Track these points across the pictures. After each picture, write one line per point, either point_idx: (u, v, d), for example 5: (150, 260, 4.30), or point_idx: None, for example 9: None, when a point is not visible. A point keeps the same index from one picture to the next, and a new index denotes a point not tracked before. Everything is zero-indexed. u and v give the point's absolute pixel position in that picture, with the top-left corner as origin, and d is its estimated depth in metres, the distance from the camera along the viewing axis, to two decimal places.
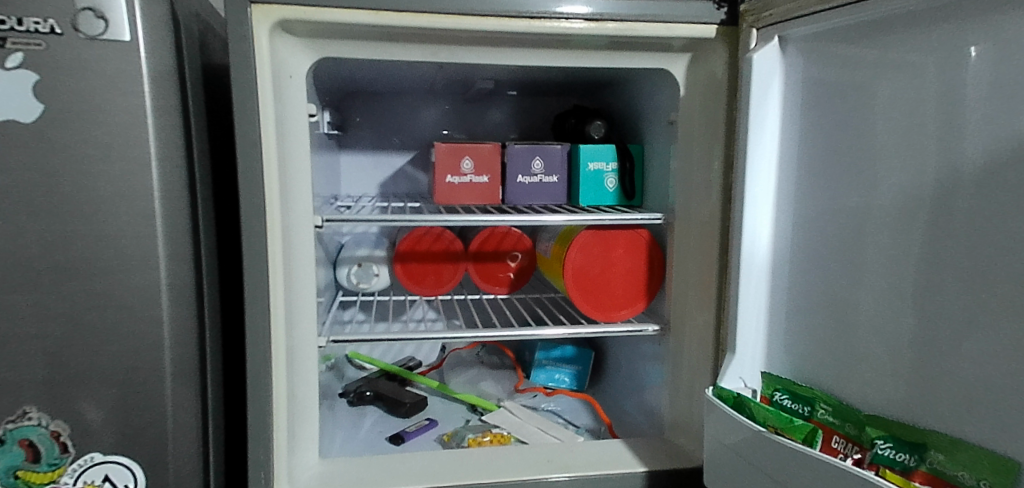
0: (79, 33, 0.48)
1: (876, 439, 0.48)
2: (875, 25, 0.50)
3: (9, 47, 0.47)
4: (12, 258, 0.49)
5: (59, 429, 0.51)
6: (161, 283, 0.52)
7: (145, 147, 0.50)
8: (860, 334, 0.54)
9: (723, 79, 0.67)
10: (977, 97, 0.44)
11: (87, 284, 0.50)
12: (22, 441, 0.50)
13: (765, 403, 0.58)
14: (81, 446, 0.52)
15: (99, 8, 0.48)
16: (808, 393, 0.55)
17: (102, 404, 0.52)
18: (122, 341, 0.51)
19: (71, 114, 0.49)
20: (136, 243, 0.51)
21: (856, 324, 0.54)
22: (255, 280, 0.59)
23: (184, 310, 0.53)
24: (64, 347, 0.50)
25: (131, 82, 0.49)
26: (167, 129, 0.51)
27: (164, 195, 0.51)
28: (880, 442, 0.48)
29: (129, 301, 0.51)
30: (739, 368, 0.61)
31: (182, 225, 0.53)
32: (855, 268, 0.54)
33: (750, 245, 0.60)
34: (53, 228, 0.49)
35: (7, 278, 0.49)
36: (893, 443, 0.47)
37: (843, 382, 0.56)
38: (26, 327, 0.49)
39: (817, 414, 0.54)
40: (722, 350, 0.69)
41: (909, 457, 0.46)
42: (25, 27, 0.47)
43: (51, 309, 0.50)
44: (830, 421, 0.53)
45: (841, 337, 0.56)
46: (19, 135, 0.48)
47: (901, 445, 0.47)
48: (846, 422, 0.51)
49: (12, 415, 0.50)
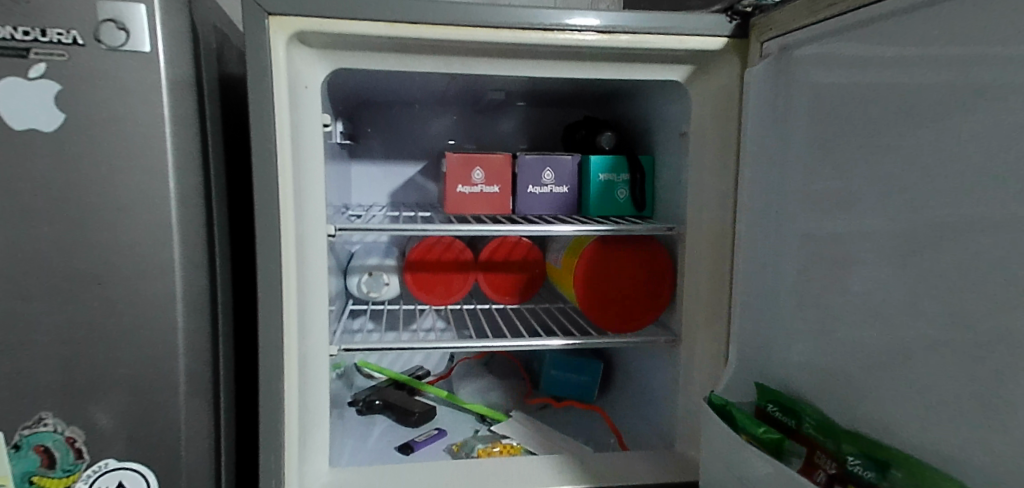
0: (100, 44, 0.49)
1: (848, 455, 0.47)
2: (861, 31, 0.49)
3: (32, 57, 0.48)
4: (31, 264, 0.49)
5: (74, 435, 0.51)
6: (176, 290, 0.52)
7: (163, 156, 0.51)
8: None
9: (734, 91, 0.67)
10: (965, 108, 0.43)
11: (104, 290, 0.51)
12: (38, 446, 0.51)
13: (759, 413, 0.58)
14: (96, 452, 0.52)
15: (121, 19, 0.49)
16: (797, 406, 0.54)
17: (116, 411, 0.52)
18: (138, 348, 0.52)
19: (93, 124, 0.49)
20: (153, 251, 0.51)
21: None
22: (268, 289, 0.60)
23: (199, 317, 0.54)
24: (80, 354, 0.51)
25: (150, 92, 0.50)
26: (185, 138, 0.52)
27: (180, 203, 0.52)
28: (851, 458, 0.46)
29: (145, 307, 0.52)
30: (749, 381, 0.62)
31: (198, 232, 0.53)
32: None
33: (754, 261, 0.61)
34: (73, 235, 0.50)
35: (28, 285, 0.49)
36: (863, 460, 0.45)
37: None
38: (45, 334, 0.50)
39: (804, 429, 0.52)
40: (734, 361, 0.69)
41: (873, 473, 0.44)
42: (48, 38, 0.48)
43: (70, 316, 0.50)
44: (815, 436, 0.51)
45: None
46: (40, 144, 0.48)
47: (868, 462, 0.45)
48: (827, 436, 0.50)
49: (28, 421, 0.50)
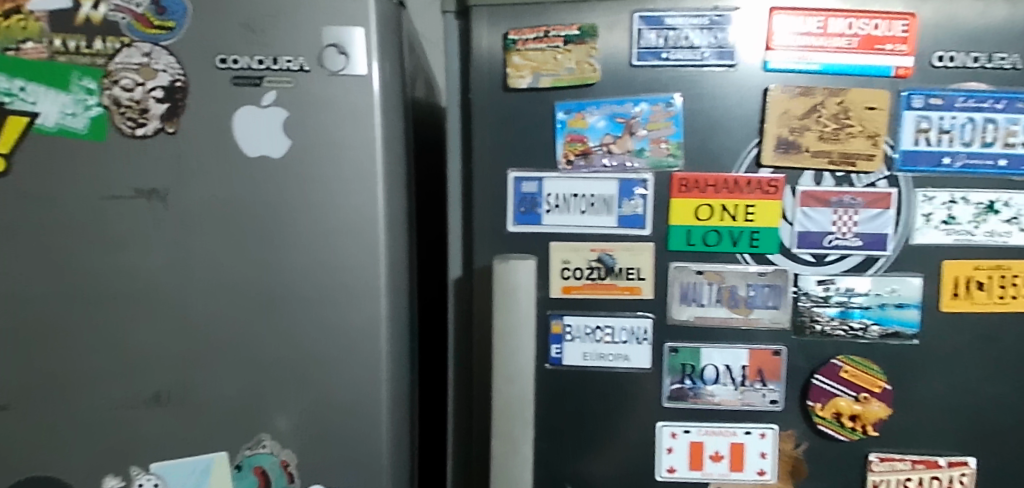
0: (324, 69, 0.48)
1: (842, 422, 0.55)
2: (964, 100, 0.53)
3: (265, 85, 0.48)
4: (251, 290, 0.49)
5: (288, 459, 0.51)
6: (381, 315, 0.51)
7: (374, 181, 0.50)
8: (946, 354, 0.55)
9: (971, 64, 0.53)
10: (708, 107, 0.52)
11: (317, 315, 0.50)
12: (256, 468, 0.51)
13: (884, 382, 0.55)
14: (306, 478, 0.52)
15: (342, 44, 0.49)
16: (880, 377, 0.55)
17: (326, 433, 0.52)
18: (345, 374, 0.51)
19: (312, 151, 0.49)
20: (361, 273, 0.51)
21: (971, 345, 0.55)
22: (460, 315, 0.57)
23: (398, 343, 0.53)
24: (295, 378, 0.51)
25: (363, 116, 0.49)
26: (391, 162, 0.52)
27: (386, 225, 0.51)
28: (842, 425, 0.55)
29: (353, 335, 0.51)
30: (971, 419, 0.56)
31: (399, 257, 0.53)
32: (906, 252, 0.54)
33: (915, 244, 0.54)
34: (291, 260, 0.50)
35: (248, 310, 0.50)
36: (838, 423, 0.55)
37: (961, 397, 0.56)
38: (263, 359, 0.50)
39: (848, 411, 0.55)
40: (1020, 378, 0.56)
41: (845, 426, 0.55)
42: (278, 66, 0.48)
43: (287, 342, 0.50)
44: (839, 407, 0.55)
45: (951, 349, 0.55)
46: (266, 169, 0.49)
47: (837, 423, 0.55)
48: (835, 413, 0.55)
49: (249, 442, 0.51)
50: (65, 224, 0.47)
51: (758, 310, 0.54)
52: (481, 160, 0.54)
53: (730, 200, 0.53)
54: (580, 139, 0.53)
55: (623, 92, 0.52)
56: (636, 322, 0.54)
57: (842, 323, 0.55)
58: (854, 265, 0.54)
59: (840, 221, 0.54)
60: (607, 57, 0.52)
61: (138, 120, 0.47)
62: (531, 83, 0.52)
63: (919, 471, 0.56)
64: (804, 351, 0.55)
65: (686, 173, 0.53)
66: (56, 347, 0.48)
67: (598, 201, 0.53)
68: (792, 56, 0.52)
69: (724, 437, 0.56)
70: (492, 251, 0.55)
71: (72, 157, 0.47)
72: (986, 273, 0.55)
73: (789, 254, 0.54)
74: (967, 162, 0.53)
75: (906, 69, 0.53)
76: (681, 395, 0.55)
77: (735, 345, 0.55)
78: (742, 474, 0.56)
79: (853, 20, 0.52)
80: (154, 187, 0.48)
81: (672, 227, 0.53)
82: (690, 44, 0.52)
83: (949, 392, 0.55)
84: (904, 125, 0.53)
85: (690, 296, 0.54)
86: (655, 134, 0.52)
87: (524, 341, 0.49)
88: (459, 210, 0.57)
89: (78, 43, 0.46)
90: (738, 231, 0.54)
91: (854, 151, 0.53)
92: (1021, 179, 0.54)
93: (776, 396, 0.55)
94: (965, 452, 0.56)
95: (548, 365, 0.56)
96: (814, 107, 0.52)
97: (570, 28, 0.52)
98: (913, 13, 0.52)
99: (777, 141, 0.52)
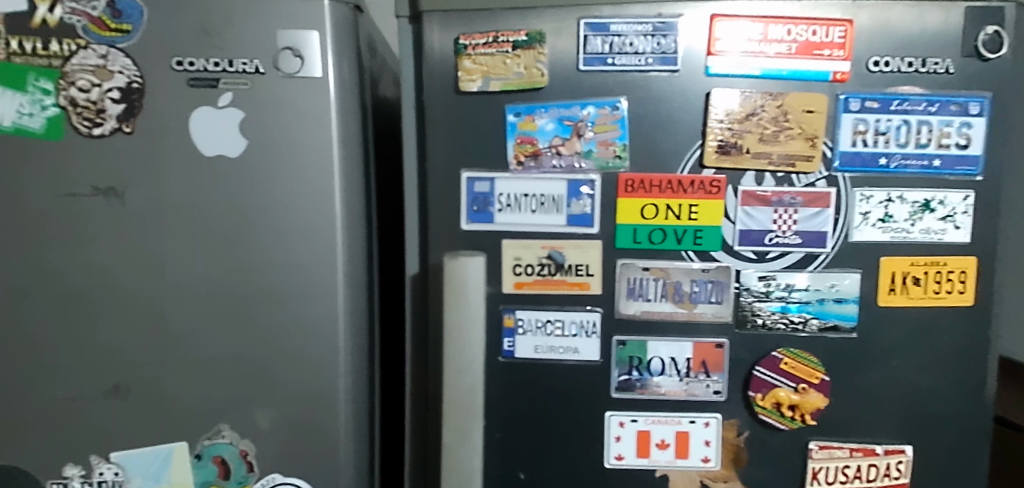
0: (279, 71, 0.50)
1: (783, 411, 0.58)
2: (899, 103, 0.55)
3: (221, 87, 0.49)
4: (210, 285, 0.51)
5: (247, 449, 0.53)
6: (338, 308, 0.53)
7: (329, 180, 0.52)
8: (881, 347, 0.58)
9: (904, 69, 0.56)
10: (653, 111, 0.55)
11: (273, 309, 0.52)
12: (216, 458, 0.53)
13: (821, 373, 0.58)
14: (265, 467, 0.53)
15: (297, 47, 0.50)
16: (818, 368, 0.58)
17: (284, 424, 0.53)
18: (303, 367, 0.53)
19: (269, 151, 0.50)
20: (317, 269, 0.52)
21: (905, 338, 0.58)
22: (419, 309, 0.59)
23: (355, 337, 0.55)
24: (254, 371, 0.52)
25: (319, 117, 0.51)
26: (347, 162, 0.53)
27: (343, 223, 0.53)
28: (782, 415, 0.58)
29: (310, 329, 0.53)
30: (904, 408, 0.59)
31: (356, 254, 0.55)
32: (844, 249, 0.57)
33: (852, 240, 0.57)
34: (249, 257, 0.51)
35: (206, 305, 0.51)
36: (779, 413, 0.58)
37: (895, 388, 0.59)
38: (221, 352, 0.52)
39: (789, 401, 0.58)
40: (952, 370, 0.59)
41: (786, 416, 0.58)
42: (233, 68, 0.49)
43: (246, 335, 0.52)
44: (780, 398, 0.58)
45: (885, 342, 0.58)
46: (223, 169, 0.50)
47: (778, 412, 0.58)
48: (776, 403, 0.58)
49: (208, 433, 0.52)
50: (24, 221, 0.49)
51: (703, 304, 0.57)
52: (437, 160, 0.56)
53: (675, 200, 0.56)
54: (530, 141, 0.55)
55: (572, 96, 0.54)
56: (585, 317, 0.57)
57: (782, 317, 0.57)
58: (793, 262, 0.57)
59: (780, 220, 0.56)
60: (556, 62, 0.54)
61: (94, 120, 0.48)
62: (481, 86, 0.54)
63: (857, 458, 0.59)
64: (746, 345, 0.58)
65: (632, 174, 0.55)
66: (17, 339, 0.50)
67: (548, 200, 0.55)
68: (733, 61, 0.54)
69: (670, 425, 0.58)
70: (448, 248, 0.57)
71: (31, 156, 0.48)
72: (921, 269, 0.58)
73: (731, 251, 0.56)
74: (902, 163, 0.56)
75: (843, 74, 0.55)
76: (630, 386, 0.58)
77: (680, 338, 0.57)
78: (688, 462, 0.59)
79: (791, 28, 0.54)
80: (112, 185, 0.49)
81: (620, 226, 0.56)
82: (635, 50, 0.54)
83: (882, 383, 0.59)
84: (842, 127, 0.56)
85: (637, 290, 0.57)
86: (602, 136, 0.54)
87: (474, 333, 0.51)
88: (417, 208, 0.59)
89: (35, 45, 0.47)
90: (682, 229, 0.56)
91: (793, 152, 0.55)
92: (953, 178, 0.57)
93: (719, 387, 0.58)
94: (898, 440, 0.59)
95: (502, 358, 0.58)
96: (754, 111, 0.55)
97: (519, 33, 0.54)
98: (850, 19, 0.55)
99: (721, 143, 0.55)
